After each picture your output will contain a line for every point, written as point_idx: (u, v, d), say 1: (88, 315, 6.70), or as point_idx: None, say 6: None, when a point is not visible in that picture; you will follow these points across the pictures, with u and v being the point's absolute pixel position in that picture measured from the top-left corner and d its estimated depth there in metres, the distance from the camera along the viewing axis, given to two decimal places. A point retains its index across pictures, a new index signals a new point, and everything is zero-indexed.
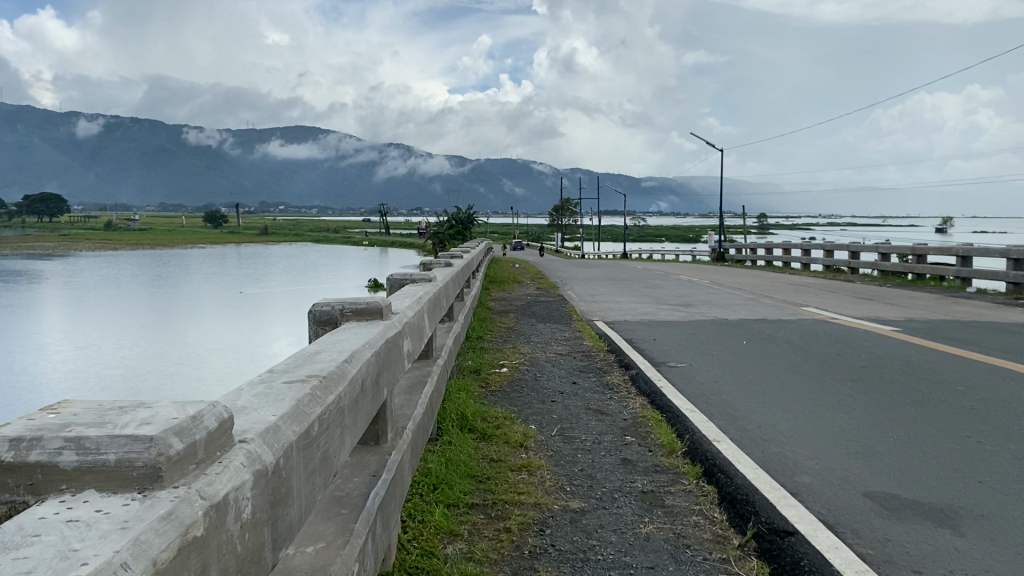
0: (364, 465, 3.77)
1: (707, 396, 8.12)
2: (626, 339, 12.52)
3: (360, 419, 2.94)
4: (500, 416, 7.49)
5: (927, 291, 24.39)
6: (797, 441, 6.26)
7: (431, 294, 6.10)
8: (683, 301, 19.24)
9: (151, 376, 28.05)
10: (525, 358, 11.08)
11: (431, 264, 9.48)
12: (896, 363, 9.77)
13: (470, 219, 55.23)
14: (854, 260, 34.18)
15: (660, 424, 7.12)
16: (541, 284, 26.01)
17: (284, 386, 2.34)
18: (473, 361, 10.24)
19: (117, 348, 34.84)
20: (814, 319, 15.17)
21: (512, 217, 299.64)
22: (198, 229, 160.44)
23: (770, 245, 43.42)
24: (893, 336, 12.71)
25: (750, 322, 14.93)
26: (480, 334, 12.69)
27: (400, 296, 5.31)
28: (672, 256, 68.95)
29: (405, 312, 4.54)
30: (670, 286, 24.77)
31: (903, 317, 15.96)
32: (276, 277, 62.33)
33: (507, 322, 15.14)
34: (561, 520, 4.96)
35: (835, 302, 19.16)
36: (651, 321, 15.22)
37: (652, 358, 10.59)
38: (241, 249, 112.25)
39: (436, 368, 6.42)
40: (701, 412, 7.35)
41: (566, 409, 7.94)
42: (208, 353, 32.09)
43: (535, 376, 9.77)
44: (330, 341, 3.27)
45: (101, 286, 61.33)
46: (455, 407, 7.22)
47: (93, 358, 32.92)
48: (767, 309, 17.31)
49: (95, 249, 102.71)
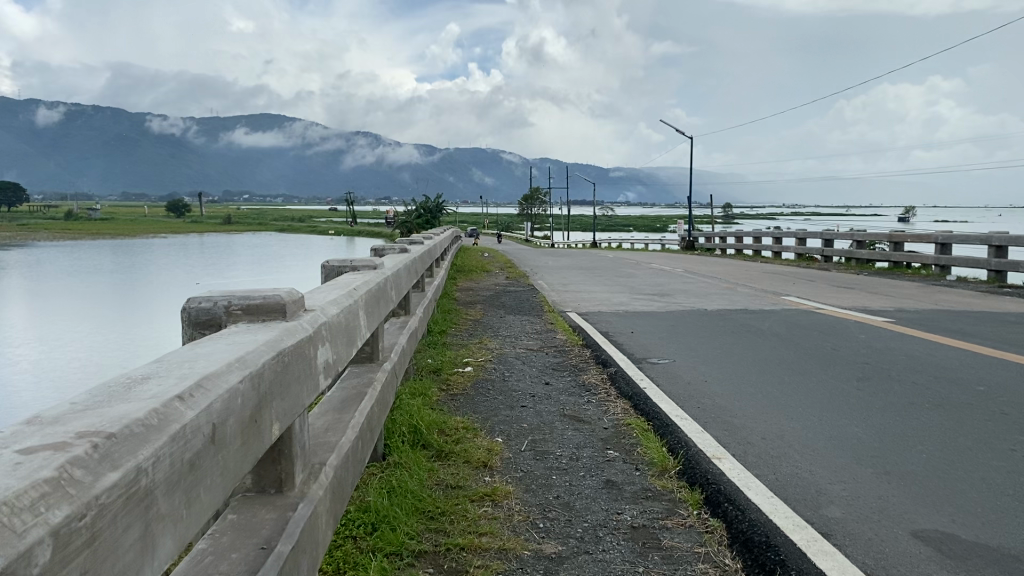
0: (254, 529, 2.66)
1: (697, 398, 7.12)
2: (603, 332, 11.51)
3: (209, 492, 1.84)
4: (460, 427, 6.39)
5: (907, 279, 23.66)
6: (815, 456, 5.31)
7: (372, 284, 4.97)
8: (659, 291, 18.21)
9: (100, 368, 26.49)
10: (491, 355, 9.96)
11: (382, 250, 8.33)
12: (902, 361, 8.85)
13: (437, 207, 53.96)
14: (829, 248, 33.52)
15: (647, 435, 6.07)
16: (509, 273, 24.85)
17: (7, 462, 1.25)
18: (433, 360, 9.10)
19: (66, 338, 33.09)
20: (798, 310, 14.30)
21: (481, 208, 298.42)
22: (160, 218, 157.21)
23: (742, 234, 42.75)
24: (887, 328, 11.80)
25: (732, 313, 14.02)
26: (444, 329, 11.55)
27: (328, 288, 4.17)
28: (642, 245, 67.96)
29: (326, 309, 3.41)
30: (643, 275, 23.74)
31: (890, 308, 15.11)
32: (238, 267, 60.47)
33: (473, 315, 14.07)
34: (533, 572, 3.89)
35: (819, 291, 18.31)
36: (626, 312, 14.25)
37: (632, 354, 9.55)
38: (202, 239, 109.57)
39: (381, 375, 5.27)
40: (694, 420, 6.34)
41: (538, 417, 6.86)
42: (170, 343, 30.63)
43: (502, 376, 8.66)
44: (179, 361, 2.14)
45: (55, 276, 58.92)
46: (406, 418, 6.10)
47: (41, 349, 31.20)
48: (747, 298, 16.40)
49: (53, 237, 99.56)
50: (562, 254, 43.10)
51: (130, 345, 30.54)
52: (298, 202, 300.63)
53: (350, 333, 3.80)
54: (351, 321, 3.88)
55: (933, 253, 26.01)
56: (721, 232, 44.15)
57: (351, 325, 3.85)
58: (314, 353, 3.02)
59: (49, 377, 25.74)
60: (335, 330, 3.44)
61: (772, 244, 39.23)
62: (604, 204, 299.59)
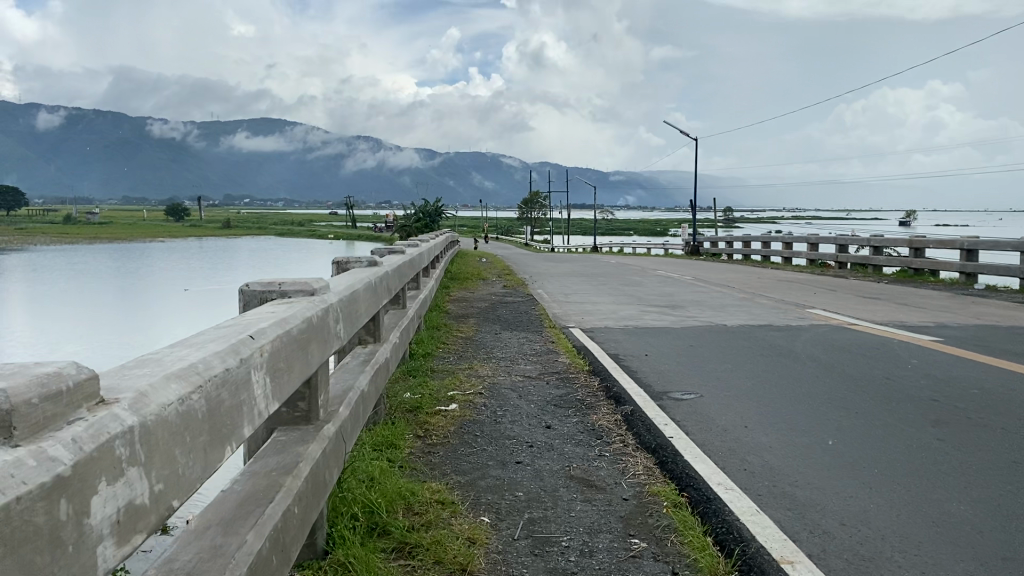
0: None
1: (739, 456, 5.65)
2: (614, 355, 10.00)
3: None
4: (435, 501, 4.87)
5: (933, 288, 22.18)
6: (927, 564, 3.82)
7: (299, 321, 3.46)
8: (670, 302, 16.75)
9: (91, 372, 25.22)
10: (481, 385, 8.44)
11: (346, 263, 6.80)
12: (976, 398, 7.35)
13: (436, 211, 52.68)
14: (843, 253, 32.13)
15: (684, 516, 4.59)
16: (508, 281, 23.38)
17: None
18: (410, 395, 7.55)
19: (58, 341, 31.76)
20: (829, 326, 12.81)
21: (481, 212, 298.16)
22: (156, 222, 156.29)
23: (749, 239, 41.43)
24: (938, 350, 10.27)
25: (756, 329, 12.54)
26: (427, 351, 9.99)
27: (192, 342, 2.60)
28: (645, 248, 66.24)
29: (150, 396, 1.88)
30: (650, 284, 22.25)
31: (930, 323, 13.52)
32: (228, 272, 59.11)
33: (464, 332, 12.55)
34: None
35: (845, 303, 16.85)
36: (637, 329, 12.76)
37: (648, 386, 7.98)
38: (199, 242, 108.09)
39: (315, 448, 3.77)
40: (745, 493, 4.87)
41: (537, 480, 5.34)
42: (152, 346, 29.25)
43: (493, 415, 7.14)
44: None
45: (45, 279, 57.49)
46: (360, 496, 4.57)
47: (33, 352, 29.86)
48: (769, 311, 14.94)
49: (49, 242, 97.95)
50: (565, 259, 41.68)
51: (124, 348, 29.20)
52: (298, 205, 299.32)
53: (216, 429, 2.28)
54: (222, 408, 2.34)
55: (959, 260, 24.42)
56: (729, 237, 42.65)
57: (220, 411, 2.32)
58: (64, 515, 1.46)
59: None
60: (164, 440, 1.90)
61: (783, 248, 37.72)
62: (605, 207, 299.48)
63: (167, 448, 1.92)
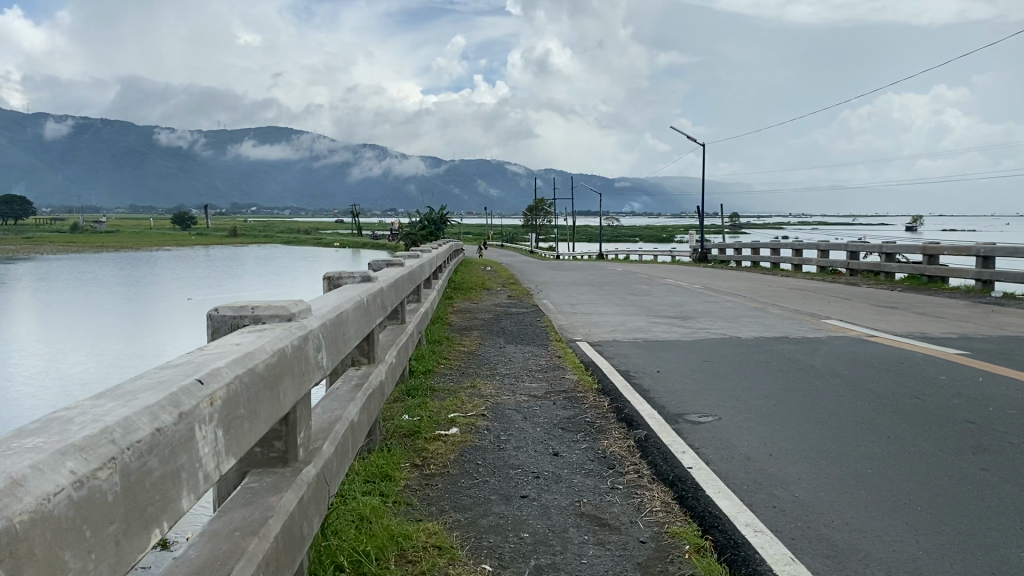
0: None
1: (766, 491, 5.16)
2: (623, 371, 9.54)
3: None
4: (431, 545, 4.38)
5: (949, 296, 21.64)
6: None
7: (270, 351, 3.01)
8: (679, 313, 16.28)
9: (90, 383, 24.79)
10: (484, 405, 7.95)
11: (340, 278, 6.34)
12: (1015, 419, 6.85)
13: (441, 218, 52.31)
14: (854, 259, 31.61)
15: (708, 562, 4.13)
16: (513, 291, 22.92)
17: None
18: (408, 418, 7.08)
19: (58, 351, 31.34)
20: (846, 338, 12.33)
21: (487, 219, 298.56)
22: (162, 230, 156.32)
23: (757, 246, 40.93)
24: (965, 364, 9.74)
25: (771, 342, 12.06)
26: (428, 368, 9.51)
27: (121, 394, 2.16)
28: (652, 254, 65.65)
29: (24, 488, 1.48)
30: (658, 293, 21.77)
31: (951, 334, 13.01)
32: (232, 281, 58.75)
33: (467, 345, 12.09)
34: None
35: (860, 313, 16.36)
36: (646, 341, 12.30)
37: (663, 407, 7.49)
38: (203, 251, 107.98)
39: (289, 497, 3.31)
40: (776, 536, 4.40)
41: (545, 518, 4.86)
42: (153, 355, 28.86)
43: (498, 439, 6.66)
44: None
45: (48, 288, 57.13)
46: (347, 544, 4.08)
47: (36, 361, 29.53)
48: (783, 322, 14.46)
49: (55, 251, 97.77)
50: (571, 266, 41.19)
51: (128, 357, 28.80)
52: (303, 213, 299.25)
53: (135, 509, 1.87)
54: (148, 481, 1.94)
55: (975, 266, 23.77)
56: (736, 243, 42.18)
57: (144, 486, 1.92)
58: None
59: (34, 394, 23.98)
60: (39, 542, 1.50)
61: (792, 255, 37.20)
62: (611, 214, 299.60)
63: (50, 553, 1.53)
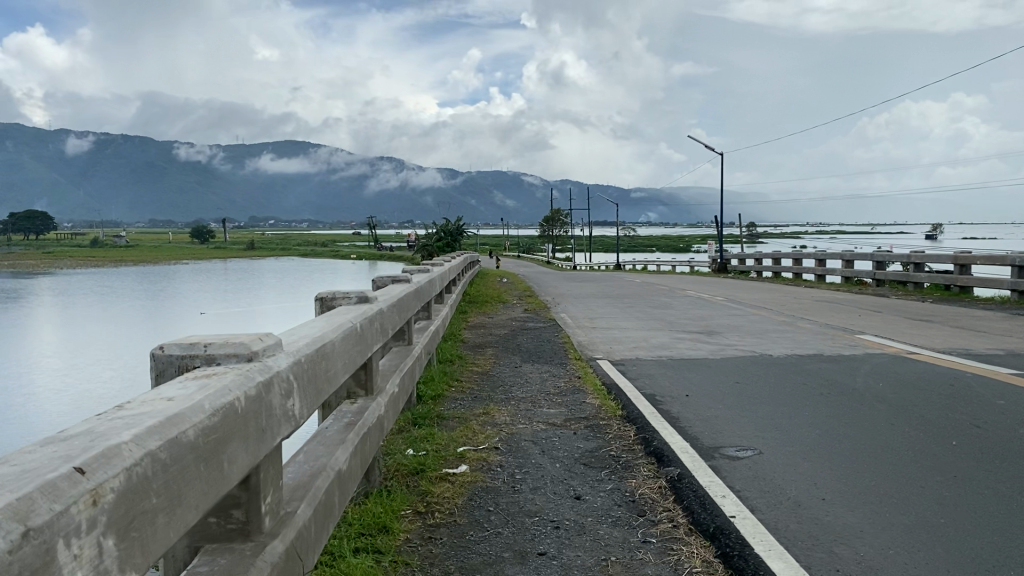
0: None
1: (824, 549, 4.41)
2: (650, 396, 8.78)
3: None
4: None
5: (985, 308, 20.66)
6: None
7: (209, 405, 2.29)
8: (705, 328, 15.50)
9: (96, 398, 24.28)
10: (497, 436, 7.24)
11: (335, 299, 5.65)
12: None
13: (458, 230, 51.82)
14: (881, 270, 30.68)
15: None
16: (531, 305, 22.19)
17: None
18: (412, 452, 6.37)
19: (69, 366, 30.95)
20: (887, 356, 11.50)
21: (503, 231, 298.89)
22: (181, 243, 157.33)
23: (779, 257, 40.08)
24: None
25: (806, 360, 11.27)
26: (438, 393, 8.81)
27: None
28: (670, 266, 64.73)
29: None
30: (680, 306, 20.99)
31: (1000, 351, 12.14)
32: (247, 294, 58.54)
33: (481, 365, 11.38)
34: None
35: (895, 327, 15.51)
36: (671, 360, 11.55)
37: (696, 439, 6.75)
38: (221, 264, 108.50)
39: None
40: None
41: None
42: None
43: (512, 478, 5.95)
44: None
45: (66, 302, 57.12)
46: None
47: (48, 376, 28.87)
48: (816, 338, 13.66)
49: (77, 266, 98.58)
50: (589, 278, 40.53)
51: (141, 371, 28.29)
52: (320, 226, 299.31)
53: None
54: None
55: (1011, 277, 22.75)
56: (758, 254, 41.34)
57: None
58: None
59: (39, 410, 23.51)
60: None
61: (816, 265, 36.28)
62: (627, 224, 298.99)
63: None
